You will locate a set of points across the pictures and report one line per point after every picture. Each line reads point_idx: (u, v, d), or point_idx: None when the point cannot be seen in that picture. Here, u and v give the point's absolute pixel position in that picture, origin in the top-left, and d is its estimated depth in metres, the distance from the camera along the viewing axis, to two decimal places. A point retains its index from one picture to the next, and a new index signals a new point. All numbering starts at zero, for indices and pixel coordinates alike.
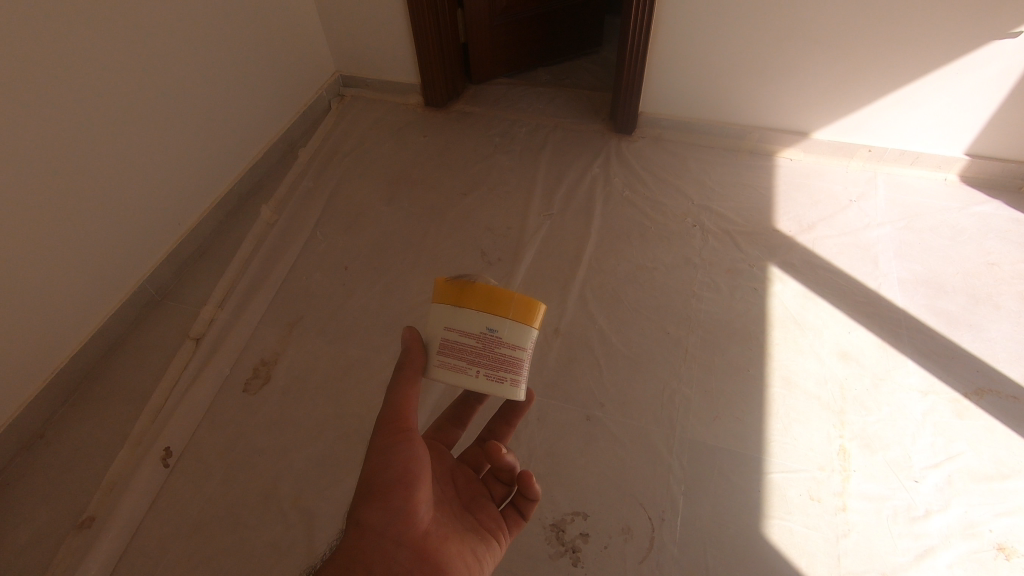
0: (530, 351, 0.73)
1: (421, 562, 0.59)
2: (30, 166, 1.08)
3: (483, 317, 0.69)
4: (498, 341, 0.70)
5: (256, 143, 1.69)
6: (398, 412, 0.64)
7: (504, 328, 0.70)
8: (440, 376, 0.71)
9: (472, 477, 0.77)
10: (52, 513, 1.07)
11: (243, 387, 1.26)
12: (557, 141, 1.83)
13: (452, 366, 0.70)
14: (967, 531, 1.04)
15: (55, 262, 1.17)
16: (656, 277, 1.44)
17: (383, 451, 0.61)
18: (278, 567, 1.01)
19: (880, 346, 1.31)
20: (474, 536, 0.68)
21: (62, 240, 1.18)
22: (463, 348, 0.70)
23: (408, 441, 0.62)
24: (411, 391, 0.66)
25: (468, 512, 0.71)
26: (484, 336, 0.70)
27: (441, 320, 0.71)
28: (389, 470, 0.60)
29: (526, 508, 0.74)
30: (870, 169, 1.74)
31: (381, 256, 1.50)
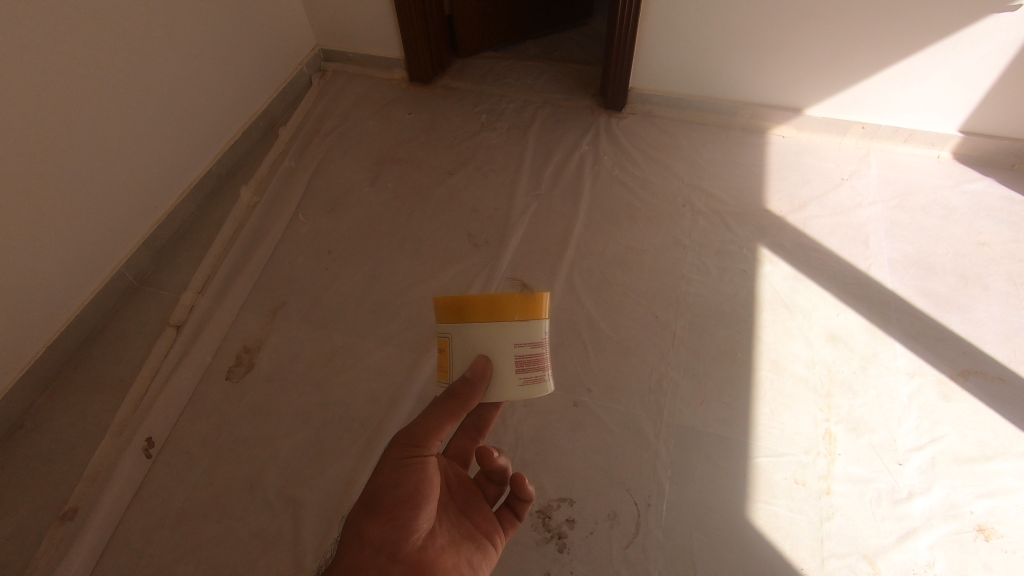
0: None
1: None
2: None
3: (540, 324, 0.70)
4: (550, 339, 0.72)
5: (235, 121, 1.63)
6: (421, 432, 0.65)
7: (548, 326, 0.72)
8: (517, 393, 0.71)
9: (465, 476, 0.77)
10: (33, 505, 1.05)
11: (226, 375, 1.23)
12: (545, 117, 1.78)
13: (526, 379, 0.71)
14: (949, 513, 1.05)
15: (27, 250, 1.13)
16: (645, 259, 1.41)
17: (395, 468, 0.63)
18: (265, 557, 1.00)
19: (869, 328, 1.30)
20: (472, 542, 0.70)
21: (34, 227, 1.13)
22: (533, 360, 0.70)
23: (422, 462, 0.64)
24: (447, 417, 0.66)
25: (466, 517, 0.72)
26: (542, 341, 0.71)
27: (508, 344, 0.68)
28: (398, 488, 0.62)
29: (520, 508, 0.76)
30: (864, 146, 1.71)
31: (365, 239, 1.47)
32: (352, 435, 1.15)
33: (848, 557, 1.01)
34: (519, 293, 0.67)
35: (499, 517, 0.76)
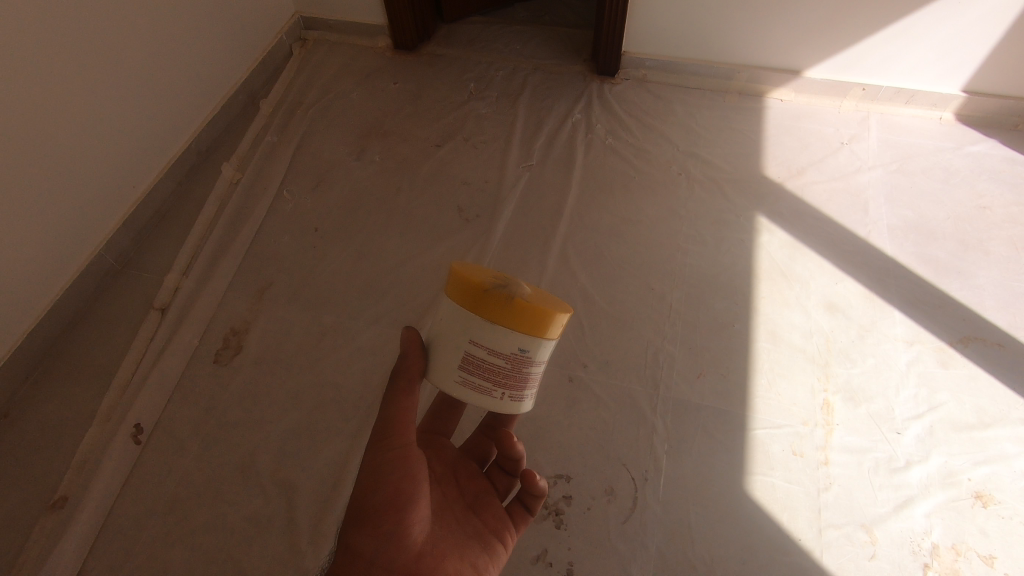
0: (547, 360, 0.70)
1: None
2: None
3: (516, 339, 0.64)
4: (527, 362, 0.66)
5: (214, 95, 1.57)
6: (392, 426, 0.64)
7: (533, 347, 0.66)
8: (459, 394, 0.69)
9: (475, 472, 0.77)
10: (23, 494, 1.04)
11: (214, 358, 1.21)
12: (536, 85, 1.72)
13: (472, 385, 0.68)
14: (946, 481, 1.05)
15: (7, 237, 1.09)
16: (640, 230, 1.38)
17: (375, 470, 0.61)
18: (260, 541, 1.00)
19: (868, 296, 1.28)
20: (478, 543, 0.68)
21: (13, 212, 1.09)
22: (486, 369, 0.66)
23: (401, 458, 0.62)
24: (408, 402, 0.66)
25: (473, 515, 0.71)
26: (512, 360, 0.66)
27: (462, 338, 0.65)
28: (379, 493, 0.60)
29: (533, 504, 0.75)
30: (863, 109, 1.66)
31: (352, 216, 1.42)
32: (345, 417, 1.13)
33: (845, 526, 1.01)
34: (524, 303, 0.62)
35: (509, 513, 0.75)
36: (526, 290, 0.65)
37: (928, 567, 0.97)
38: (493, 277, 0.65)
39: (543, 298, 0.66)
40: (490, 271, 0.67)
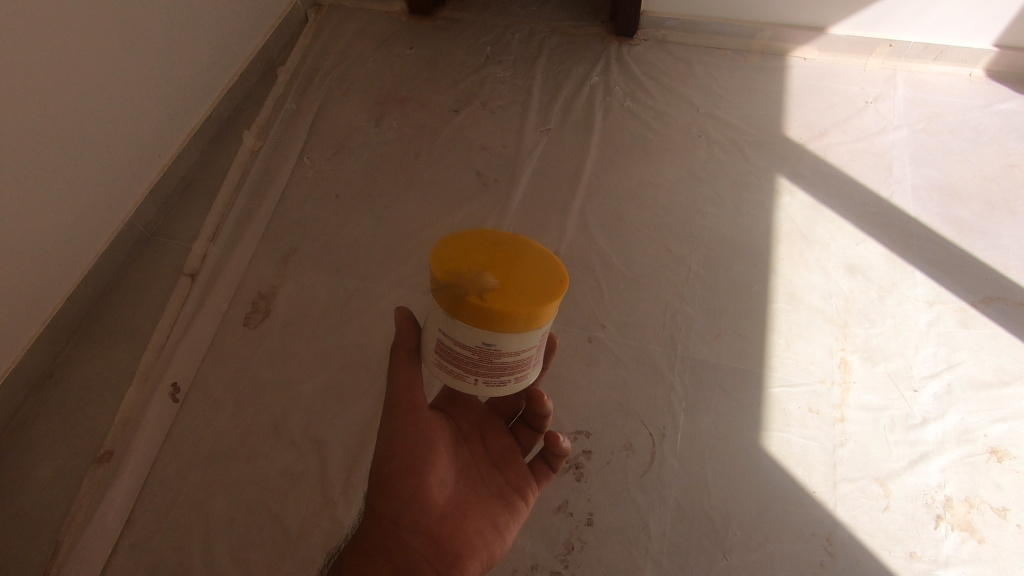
0: (530, 350, 0.66)
1: (436, 547, 0.68)
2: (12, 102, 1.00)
3: (480, 333, 0.62)
4: (495, 354, 0.64)
5: (233, 62, 1.57)
6: (403, 398, 0.72)
7: (501, 341, 0.63)
8: (439, 376, 0.70)
9: (501, 431, 0.82)
10: (71, 449, 1.09)
11: (244, 321, 1.24)
12: (553, 47, 1.70)
13: (448, 369, 0.68)
14: (963, 437, 1.06)
15: (47, 204, 1.12)
16: (659, 193, 1.38)
17: (392, 440, 0.71)
18: (295, 492, 1.05)
19: (889, 257, 1.28)
20: (500, 501, 0.75)
21: (52, 180, 1.11)
22: (456, 356, 0.66)
23: (413, 427, 0.71)
24: (412, 374, 0.72)
25: (496, 473, 0.78)
26: (481, 350, 0.64)
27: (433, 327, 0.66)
28: (397, 460, 0.69)
29: (554, 461, 0.80)
30: (890, 67, 1.62)
31: (372, 182, 1.44)
32: (371, 376, 1.18)
33: (860, 480, 1.03)
34: (479, 301, 0.59)
35: (531, 470, 0.81)
36: (495, 281, 0.60)
37: (940, 519, 0.99)
38: (462, 266, 0.61)
39: (522, 288, 0.61)
40: (470, 252, 0.63)
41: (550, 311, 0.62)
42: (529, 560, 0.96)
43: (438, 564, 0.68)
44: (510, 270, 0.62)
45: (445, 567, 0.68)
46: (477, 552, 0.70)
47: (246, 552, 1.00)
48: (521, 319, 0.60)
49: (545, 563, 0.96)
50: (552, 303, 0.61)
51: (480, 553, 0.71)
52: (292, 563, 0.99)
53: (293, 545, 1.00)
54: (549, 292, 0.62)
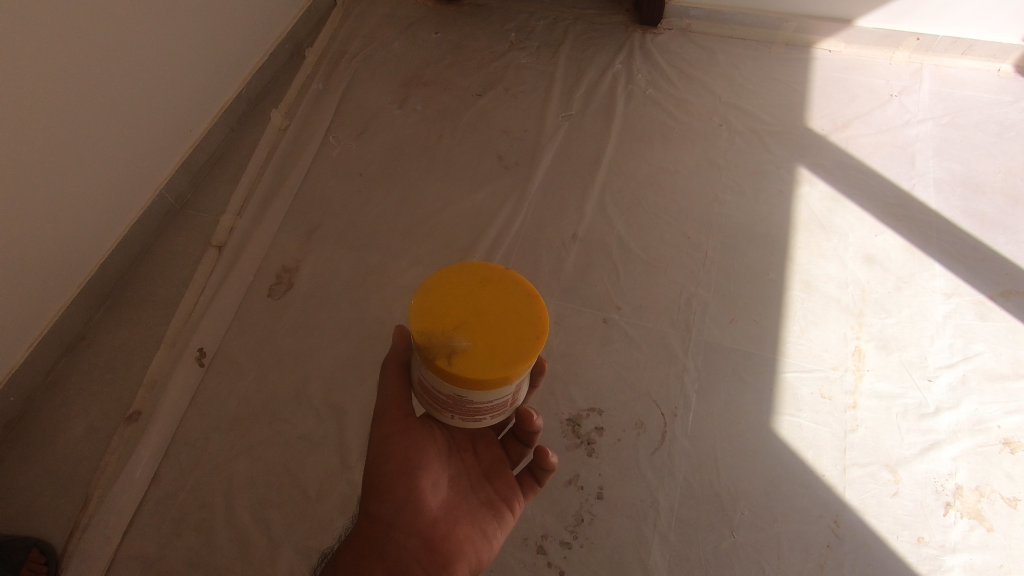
0: (507, 396, 0.64)
1: (428, 551, 0.70)
2: (64, 71, 1.05)
3: (450, 386, 0.61)
4: (467, 403, 0.63)
5: (264, 41, 1.60)
6: (396, 406, 0.72)
7: (472, 394, 0.62)
8: (422, 405, 0.71)
9: (493, 441, 0.82)
10: (102, 408, 1.13)
11: (268, 292, 1.27)
12: (577, 34, 1.71)
13: (428, 402, 0.69)
14: (975, 427, 1.07)
15: (90, 171, 1.15)
16: (678, 180, 1.39)
17: (386, 445, 0.71)
18: (314, 456, 1.09)
19: (907, 249, 1.28)
20: (488, 511, 0.76)
21: (95, 148, 1.15)
22: (433, 395, 0.66)
23: (407, 434, 0.72)
24: (404, 383, 0.73)
25: (486, 483, 0.78)
26: (453, 396, 0.64)
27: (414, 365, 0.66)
28: (390, 463, 0.70)
29: (542, 476, 0.80)
30: (917, 60, 1.61)
31: (395, 162, 1.47)
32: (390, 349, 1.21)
33: (869, 465, 1.04)
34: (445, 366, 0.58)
35: (520, 482, 0.81)
36: (465, 344, 0.58)
37: (949, 506, 1.01)
38: (436, 324, 0.59)
39: (494, 350, 0.58)
40: (446, 305, 0.59)
41: (524, 369, 0.60)
42: (539, 529, 0.99)
43: (429, 567, 0.69)
44: (486, 330, 0.59)
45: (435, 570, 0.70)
46: (465, 556, 0.72)
47: (266, 511, 1.04)
48: (488, 381, 0.59)
49: (555, 533, 0.99)
50: (523, 367, 0.59)
51: (468, 559, 0.72)
52: (310, 523, 1.03)
53: (311, 506, 1.04)
54: (525, 351, 0.58)
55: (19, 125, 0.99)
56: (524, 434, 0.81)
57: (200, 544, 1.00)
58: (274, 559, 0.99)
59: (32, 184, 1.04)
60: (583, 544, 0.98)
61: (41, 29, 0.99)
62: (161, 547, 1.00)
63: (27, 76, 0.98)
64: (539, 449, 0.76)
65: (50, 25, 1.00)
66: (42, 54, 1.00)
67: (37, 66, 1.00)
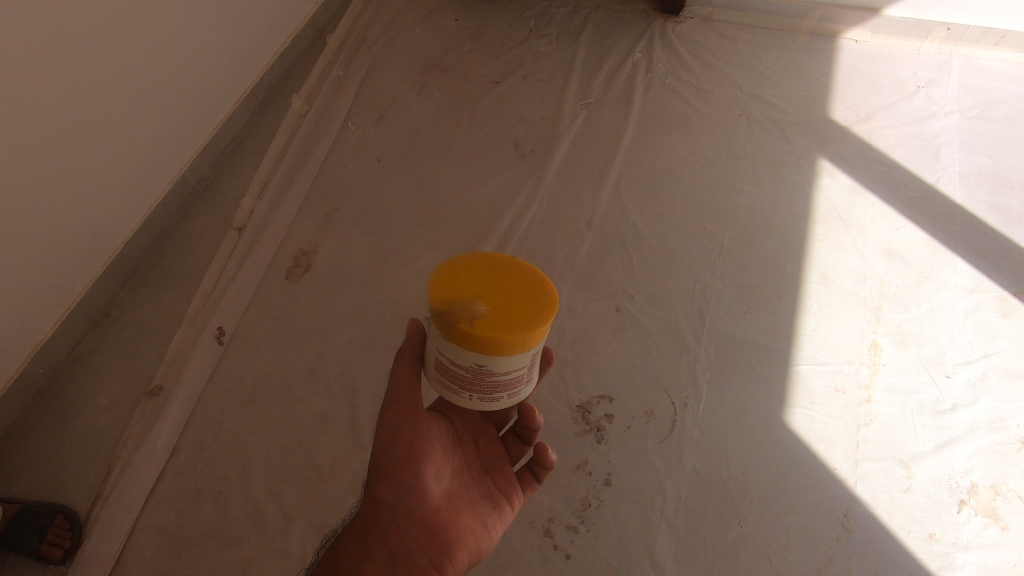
0: (525, 368, 0.65)
1: (430, 537, 0.70)
2: (91, 54, 1.07)
3: (470, 356, 0.61)
4: (487, 375, 0.63)
5: (287, 27, 1.61)
6: (405, 394, 0.73)
7: (493, 363, 0.62)
8: (437, 389, 0.70)
9: (493, 436, 0.83)
10: (125, 382, 1.17)
11: (286, 274, 1.29)
12: (598, 22, 1.69)
13: (444, 384, 0.68)
14: (993, 425, 1.06)
15: (115, 152, 1.18)
16: (696, 170, 1.38)
17: (392, 431, 0.71)
18: (327, 435, 1.11)
19: (929, 243, 1.25)
20: (488, 503, 0.76)
21: (120, 130, 1.18)
22: (451, 374, 0.65)
23: (414, 420, 0.72)
24: (414, 372, 0.74)
25: (487, 477, 0.78)
26: (472, 369, 0.63)
27: (430, 345, 0.66)
28: (397, 449, 0.71)
29: (541, 473, 0.80)
30: (946, 51, 1.57)
31: (412, 147, 1.47)
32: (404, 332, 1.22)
33: (882, 461, 1.03)
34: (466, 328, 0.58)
35: (519, 478, 0.81)
36: (485, 308, 0.59)
37: (964, 504, 0.99)
38: (454, 293, 0.59)
39: (514, 313, 0.59)
40: (465, 273, 0.61)
41: (542, 333, 0.61)
42: (546, 513, 1.00)
43: (430, 553, 0.69)
44: (504, 297, 0.60)
45: (435, 557, 0.69)
46: (465, 545, 0.71)
47: (280, 486, 1.06)
48: (509, 344, 0.59)
49: (562, 517, 0.99)
50: (543, 328, 0.59)
51: (468, 550, 0.72)
52: (323, 499, 1.05)
53: (324, 482, 1.07)
54: (544, 316, 0.59)
55: (49, 105, 1.01)
56: (525, 432, 0.82)
57: (217, 516, 1.03)
58: (287, 533, 1.02)
59: (60, 164, 1.07)
60: (590, 529, 0.99)
61: (70, 9, 1.01)
62: (179, 517, 1.03)
63: (57, 56, 1.00)
64: (540, 445, 0.77)
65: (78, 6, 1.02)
66: (71, 36, 1.02)
67: (66, 46, 1.02)
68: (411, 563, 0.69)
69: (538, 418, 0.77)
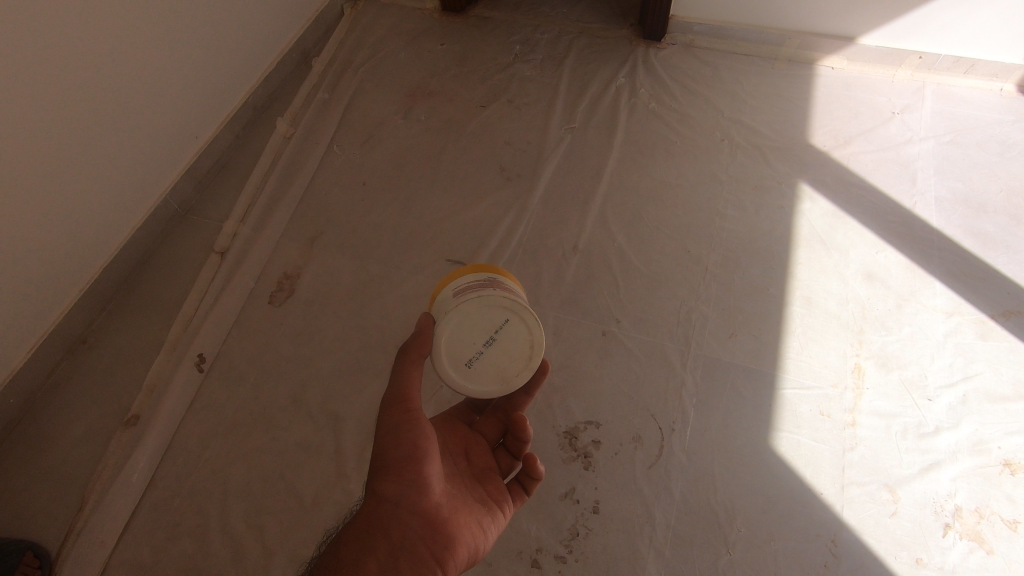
0: (525, 298, 0.83)
1: (432, 530, 0.67)
2: (63, 82, 1.06)
3: (480, 271, 0.83)
4: (498, 280, 0.81)
5: (271, 50, 1.60)
6: (403, 392, 0.72)
7: (495, 276, 0.83)
8: (464, 301, 0.77)
9: (484, 450, 0.84)
10: (101, 413, 1.13)
11: (269, 299, 1.28)
12: (582, 48, 1.72)
13: (468, 293, 0.78)
14: (975, 448, 1.07)
15: (90, 180, 1.16)
16: (679, 194, 1.39)
17: (395, 430, 0.69)
18: (310, 464, 1.09)
19: (908, 266, 1.28)
20: (482, 507, 0.75)
21: (96, 157, 1.16)
22: (472, 287, 0.79)
23: (415, 420, 0.70)
24: (414, 371, 0.74)
25: (478, 484, 0.78)
26: (483, 279, 0.81)
27: (446, 292, 0.82)
28: (399, 448, 0.68)
29: (530, 484, 0.80)
30: (919, 79, 1.61)
31: (398, 171, 1.47)
32: (388, 358, 1.20)
33: (868, 485, 1.04)
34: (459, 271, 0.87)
35: (509, 489, 0.81)
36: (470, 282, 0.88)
37: (949, 527, 1.00)
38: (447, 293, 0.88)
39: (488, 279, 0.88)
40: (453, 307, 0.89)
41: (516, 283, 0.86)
42: (534, 543, 0.99)
43: (432, 547, 0.66)
44: None
45: (437, 551, 0.66)
46: (465, 541, 0.69)
47: (261, 518, 1.03)
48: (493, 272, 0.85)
49: (550, 547, 0.99)
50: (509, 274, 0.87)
51: (468, 547, 0.70)
52: (305, 531, 1.02)
53: (307, 514, 1.04)
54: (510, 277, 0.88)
55: (10, 130, 0.98)
56: (515, 445, 0.83)
57: (195, 550, 1.00)
58: (267, 567, 0.99)
59: (24, 189, 1.03)
60: (578, 559, 0.98)
61: (31, 31, 0.98)
62: (156, 553, 1.00)
63: (16, 80, 0.97)
64: (530, 454, 0.78)
65: (40, 28, 0.99)
66: (32, 58, 0.99)
67: (27, 70, 0.99)
68: (413, 558, 0.65)
69: (529, 428, 0.80)
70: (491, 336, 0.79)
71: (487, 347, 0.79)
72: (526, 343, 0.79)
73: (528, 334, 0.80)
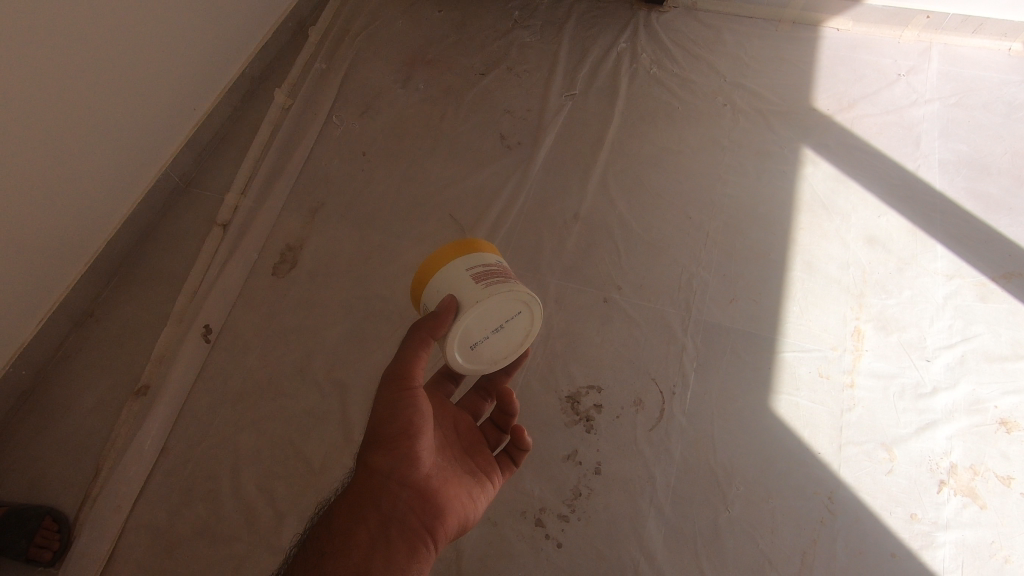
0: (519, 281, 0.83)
1: (421, 501, 0.69)
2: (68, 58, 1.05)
3: (485, 253, 0.78)
4: (505, 266, 0.79)
5: (267, 19, 1.57)
6: (406, 368, 0.69)
7: (497, 259, 0.79)
8: (492, 293, 0.73)
9: (471, 424, 0.85)
10: (112, 383, 1.15)
11: (272, 270, 1.28)
12: (583, 12, 1.68)
13: (494, 283, 0.74)
14: (972, 407, 1.08)
15: (95, 157, 1.17)
16: (681, 161, 1.38)
17: (390, 406, 0.68)
18: (317, 431, 1.11)
19: (910, 230, 1.27)
20: (471, 478, 0.77)
21: (100, 133, 1.16)
22: (493, 274, 0.75)
23: (413, 397, 0.68)
24: (421, 349, 0.71)
25: (469, 457, 0.80)
26: (495, 265, 0.77)
27: (458, 273, 0.75)
28: (393, 423, 0.68)
29: (517, 456, 0.83)
30: (926, 39, 1.57)
31: (397, 141, 1.46)
32: (391, 327, 1.22)
33: (865, 444, 1.06)
34: (451, 242, 0.79)
35: (497, 460, 0.83)
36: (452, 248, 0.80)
37: (943, 484, 1.02)
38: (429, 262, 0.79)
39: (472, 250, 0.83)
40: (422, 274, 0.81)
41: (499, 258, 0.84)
42: (536, 503, 1.01)
43: (422, 517, 0.69)
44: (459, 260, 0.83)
45: (427, 520, 0.69)
46: (455, 511, 0.72)
47: (271, 482, 1.06)
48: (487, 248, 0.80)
49: (553, 506, 1.01)
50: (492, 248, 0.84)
51: (457, 516, 0.72)
52: (314, 494, 1.05)
53: (316, 477, 1.07)
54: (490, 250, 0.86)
55: (13, 108, 0.98)
56: (501, 418, 0.85)
57: (208, 514, 1.03)
58: (280, 528, 1.02)
59: (32, 167, 1.04)
60: (580, 517, 1.00)
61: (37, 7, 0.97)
62: (171, 516, 1.03)
63: (23, 56, 0.97)
64: (517, 426, 0.81)
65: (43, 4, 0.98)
66: (35, 33, 0.98)
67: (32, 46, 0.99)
68: (403, 528, 0.67)
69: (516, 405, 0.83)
70: (501, 325, 0.79)
71: (494, 333, 0.79)
72: (523, 331, 0.82)
73: (526, 323, 0.82)
